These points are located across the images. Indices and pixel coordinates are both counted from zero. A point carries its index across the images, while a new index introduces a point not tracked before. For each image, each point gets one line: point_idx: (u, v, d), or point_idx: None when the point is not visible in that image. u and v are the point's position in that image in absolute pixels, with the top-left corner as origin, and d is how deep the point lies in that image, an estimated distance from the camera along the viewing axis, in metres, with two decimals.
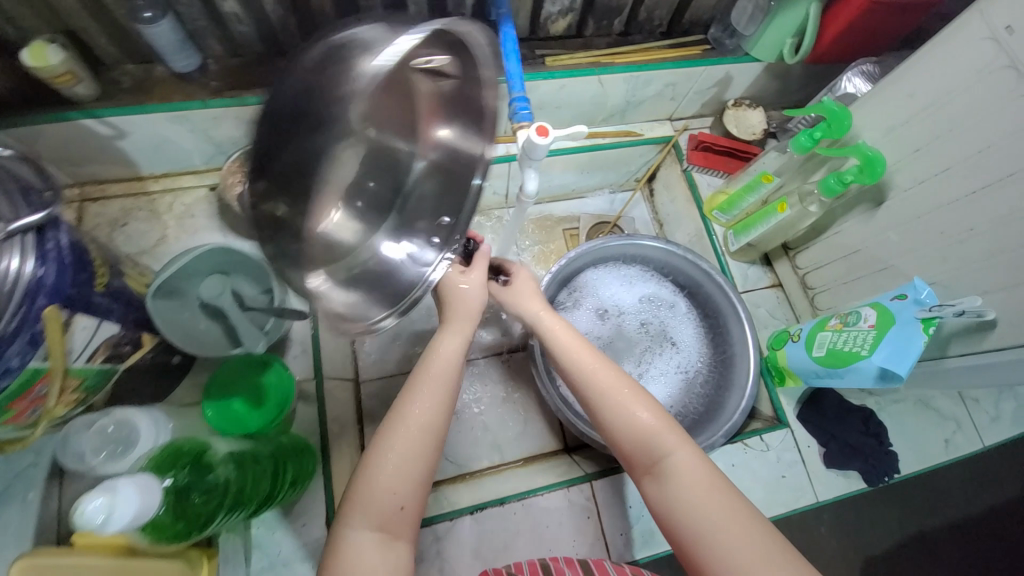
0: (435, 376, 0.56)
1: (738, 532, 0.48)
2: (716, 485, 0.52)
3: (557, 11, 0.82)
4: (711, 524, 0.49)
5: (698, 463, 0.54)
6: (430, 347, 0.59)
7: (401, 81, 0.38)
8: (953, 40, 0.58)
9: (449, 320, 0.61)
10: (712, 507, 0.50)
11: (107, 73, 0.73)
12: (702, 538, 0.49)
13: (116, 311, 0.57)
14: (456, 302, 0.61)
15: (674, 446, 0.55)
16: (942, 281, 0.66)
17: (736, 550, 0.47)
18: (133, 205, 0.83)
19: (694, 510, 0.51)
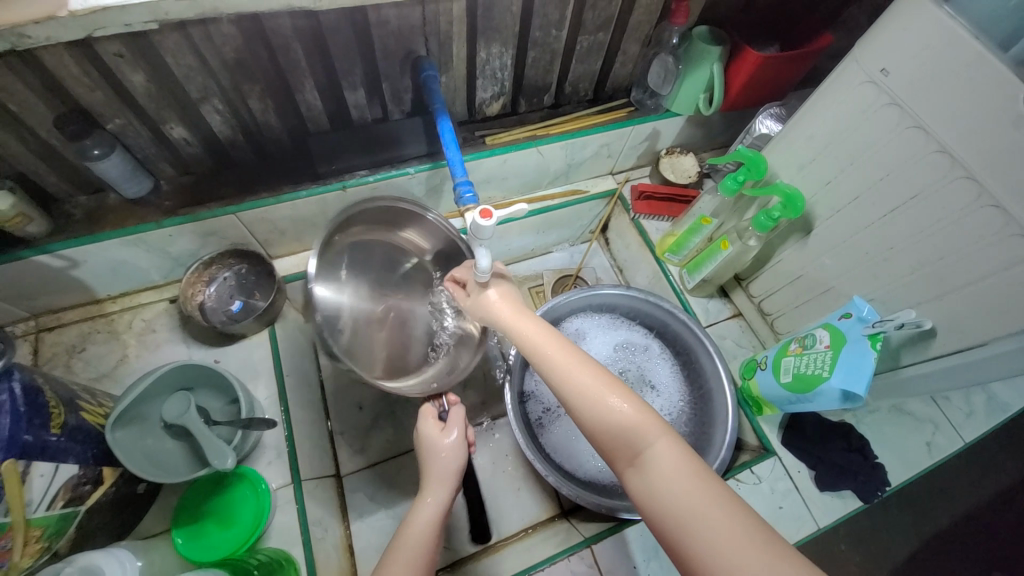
0: (411, 541, 0.60)
1: (719, 516, 0.44)
2: (697, 473, 0.47)
3: (490, 96, 0.89)
4: (689, 511, 0.45)
5: (673, 446, 0.49)
6: (409, 512, 0.64)
7: (361, 253, 0.78)
8: (841, 86, 0.66)
9: (434, 484, 0.67)
10: (690, 493, 0.46)
11: (59, 206, 0.75)
12: (682, 523, 0.45)
13: (74, 450, 0.56)
14: (433, 466, 0.68)
15: (647, 430, 0.50)
16: (879, 297, 0.71)
17: (717, 537, 0.42)
18: (91, 329, 0.82)
19: (675, 498, 0.46)
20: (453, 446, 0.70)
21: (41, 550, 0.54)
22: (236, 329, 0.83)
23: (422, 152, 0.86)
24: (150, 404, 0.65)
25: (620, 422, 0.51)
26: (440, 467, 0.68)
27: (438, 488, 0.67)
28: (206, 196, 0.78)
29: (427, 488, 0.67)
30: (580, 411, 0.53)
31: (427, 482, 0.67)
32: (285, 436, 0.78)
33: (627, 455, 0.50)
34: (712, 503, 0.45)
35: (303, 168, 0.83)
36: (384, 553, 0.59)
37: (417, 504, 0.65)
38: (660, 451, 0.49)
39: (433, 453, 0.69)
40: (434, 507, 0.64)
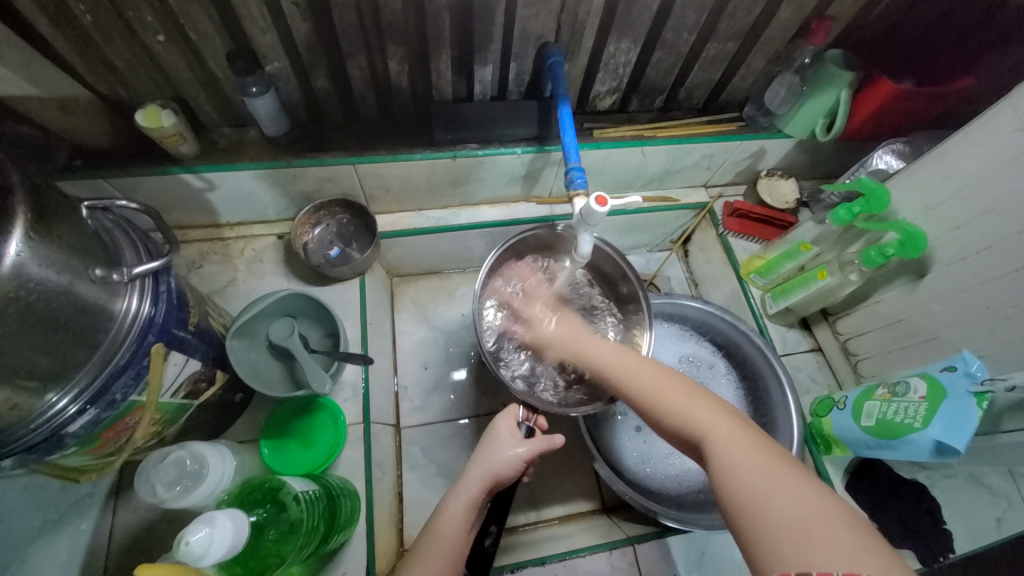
0: (442, 541, 0.58)
1: (794, 489, 0.40)
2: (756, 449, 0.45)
3: (606, 89, 0.90)
4: (757, 487, 0.41)
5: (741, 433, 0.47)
6: (441, 506, 0.61)
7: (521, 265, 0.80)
8: (990, 128, 0.63)
9: (481, 474, 0.62)
10: (757, 468, 0.43)
11: (207, 134, 0.83)
12: (752, 501, 0.41)
13: (201, 350, 0.62)
14: (487, 457, 0.63)
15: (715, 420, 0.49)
16: (992, 355, 0.68)
17: (789, 510, 0.39)
18: (209, 249, 0.90)
19: (740, 475, 0.43)
20: (511, 462, 0.62)
21: (153, 433, 0.61)
22: (334, 273, 0.88)
23: (530, 135, 0.89)
24: (260, 322, 0.71)
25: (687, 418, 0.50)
26: (492, 470, 0.62)
27: (475, 484, 0.61)
28: (330, 144, 0.84)
29: (470, 474, 0.62)
30: (652, 410, 0.54)
31: (467, 475, 0.62)
32: (362, 377, 0.81)
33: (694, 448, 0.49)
34: (785, 478, 0.41)
35: (419, 132, 0.88)
36: (415, 549, 0.59)
37: (452, 492, 0.62)
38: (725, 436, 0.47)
39: (486, 453, 0.63)
40: (467, 507, 0.60)
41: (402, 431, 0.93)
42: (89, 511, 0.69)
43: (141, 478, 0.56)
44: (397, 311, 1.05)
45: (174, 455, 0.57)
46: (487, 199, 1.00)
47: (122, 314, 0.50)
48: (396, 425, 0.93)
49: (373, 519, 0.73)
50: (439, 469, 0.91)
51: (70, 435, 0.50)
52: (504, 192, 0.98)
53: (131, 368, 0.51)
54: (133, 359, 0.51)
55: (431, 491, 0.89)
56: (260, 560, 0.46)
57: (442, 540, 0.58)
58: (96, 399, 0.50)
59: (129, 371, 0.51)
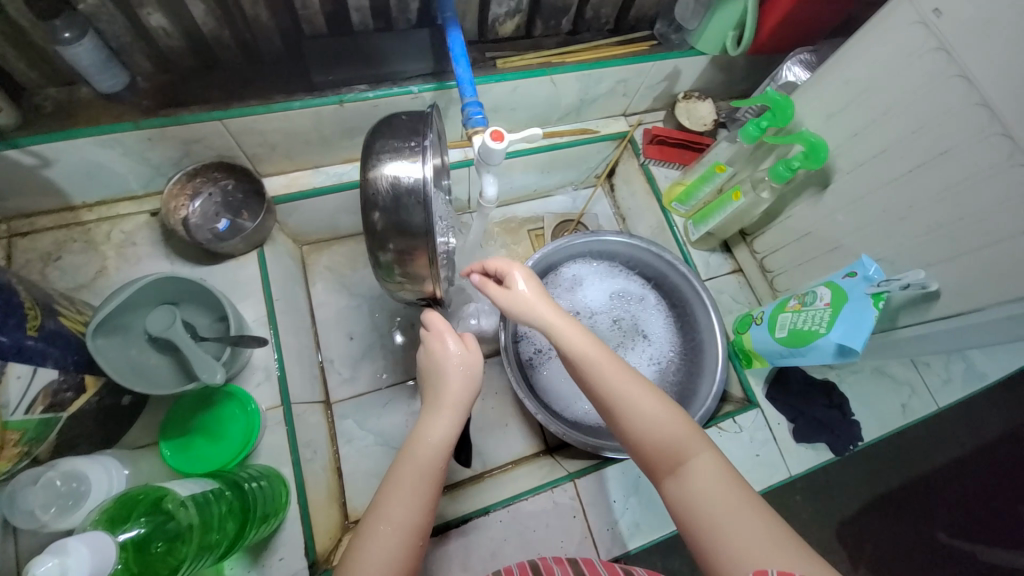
0: (425, 470, 0.55)
1: (758, 523, 0.45)
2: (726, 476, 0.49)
3: (505, 12, 0.81)
4: (727, 514, 0.46)
5: (710, 456, 0.51)
6: (414, 433, 0.58)
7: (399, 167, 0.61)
8: (884, 26, 0.62)
9: (449, 401, 0.60)
10: (732, 500, 0.47)
11: (26, 98, 0.68)
12: (724, 536, 0.45)
13: (53, 355, 0.53)
14: (452, 377, 0.61)
15: (690, 440, 0.52)
16: (888, 257, 0.71)
17: (760, 541, 0.43)
18: (66, 237, 0.76)
19: (709, 506, 0.47)
20: (470, 372, 0.62)
21: (21, 454, 0.52)
22: (222, 249, 0.78)
23: (426, 71, 0.79)
24: (132, 315, 0.63)
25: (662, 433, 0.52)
26: (455, 393, 0.60)
27: (452, 412, 0.59)
28: (187, 98, 0.72)
29: (441, 406, 0.59)
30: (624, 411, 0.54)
31: (445, 400, 0.60)
32: (274, 358, 0.75)
33: (665, 459, 0.52)
34: (750, 508, 0.46)
35: (296, 75, 0.76)
36: (386, 483, 0.55)
37: (430, 419, 0.59)
38: (700, 460, 0.50)
39: (451, 372, 0.61)
40: (448, 430, 0.58)
41: (334, 406, 0.89)
42: None
43: (7, 510, 0.49)
44: (312, 282, 0.97)
45: (38, 477, 0.51)
46: None
47: None
48: (325, 401, 0.88)
49: (306, 500, 0.69)
50: (379, 437, 0.88)
51: None
52: None
53: None
54: None
55: (373, 461, 0.86)
56: (153, 575, 0.42)
57: (422, 468, 0.55)
58: None
59: None
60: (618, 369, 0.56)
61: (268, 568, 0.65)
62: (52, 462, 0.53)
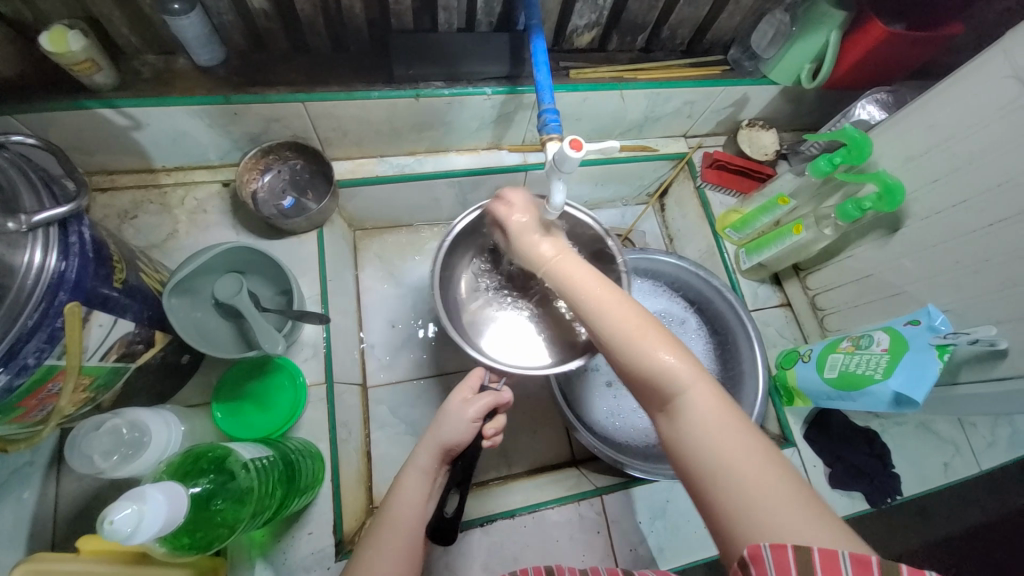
0: (405, 514, 0.55)
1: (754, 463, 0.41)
2: (730, 425, 0.44)
3: (584, 24, 0.82)
4: (724, 461, 0.42)
5: (708, 392, 0.47)
6: (394, 480, 0.59)
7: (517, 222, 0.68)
8: (979, 75, 0.60)
9: (437, 438, 0.61)
10: (726, 437, 0.43)
11: (127, 62, 0.72)
12: (712, 472, 0.42)
13: (132, 308, 0.56)
14: (450, 420, 0.61)
15: (689, 382, 0.47)
16: (955, 309, 0.69)
17: (761, 497, 0.40)
18: (144, 197, 0.80)
19: (700, 441, 0.44)
20: (467, 426, 0.61)
21: (87, 399, 0.55)
22: (287, 225, 0.81)
23: (501, 74, 0.81)
24: (203, 279, 0.66)
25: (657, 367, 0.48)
26: (449, 437, 0.60)
27: (433, 451, 0.60)
28: (274, 79, 0.74)
29: (422, 446, 0.61)
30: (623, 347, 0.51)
31: (422, 445, 0.61)
32: (323, 336, 0.77)
33: (659, 400, 0.48)
34: (746, 447, 0.43)
35: (377, 66, 0.79)
36: (369, 526, 0.56)
37: (410, 464, 0.60)
38: (697, 395, 0.46)
39: (444, 423, 0.61)
40: (424, 483, 0.58)
41: (370, 390, 0.91)
42: (34, 478, 0.62)
43: (71, 451, 0.51)
44: (361, 266, 1.00)
45: (104, 424, 0.53)
46: (454, 145, 0.92)
47: (24, 268, 0.43)
48: (362, 384, 0.90)
49: (339, 479, 0.71)
50: (408, 427, 0.89)
51: None
52: (473, 137, 0.91)
53: (44, 331, 0.45)
54: (43, 319, 0.45)
55: (400, 449, 0.88)
56: (210, 531, 0.43)
57: (400, 521, 0.55)
58: (5, 364, 0.43)
59: (42, 334, 0.45)
60: (621, 306, 0.53)
61: (298, 540, 0.66)
62: (115, 410, 0.55)
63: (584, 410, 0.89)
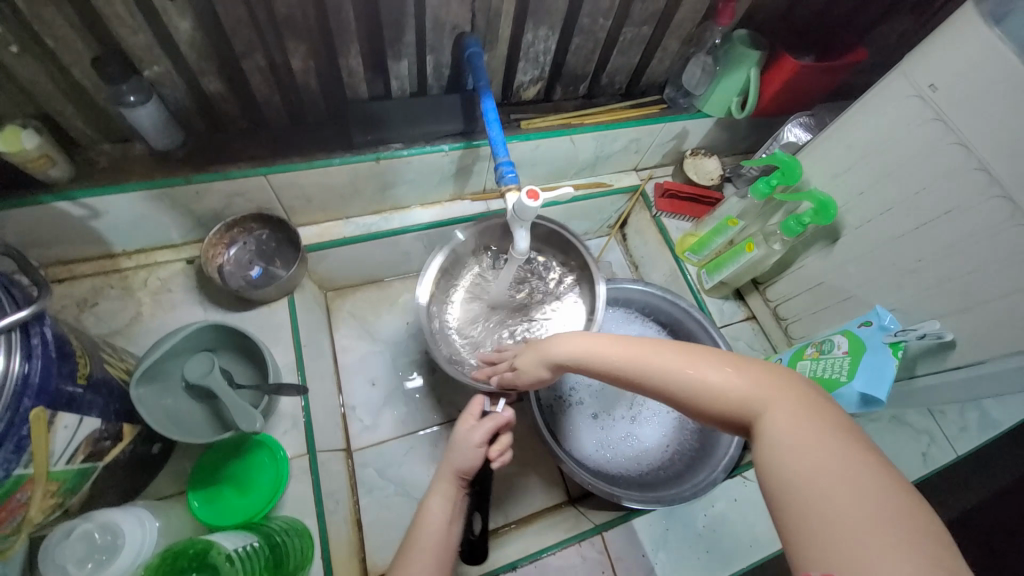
0: (428, 541, 0.59)
1: (849, 470, 0.35)
2: (820, 439, 0.38)
3: (529, 79, 0.88)
4: (819, 479, 0.35)
5: (793, 412, 0.40)
6: (418, 510, 0.62)
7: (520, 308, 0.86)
8: (882, 98, 0.68)
9: (452, 466, 0.63)
10: (815, 453, 0.37)
11: (83, 153, 0.72)
12: (800, 498, 0.36)
13: (98, 404, 0.54)
14: (457, 442, 0.64)
15: (761, 401, 0.42)
16: (901, 307, 0.74)
17: (862, 519, 0.32)
18: (104, 283, 0.79)
19: (790, 463, 0.37)
20: (467, 453, 0.62)
21: (54, 506, 0.52)
22: (256, 296, 0.80)
23: (456, 131, 0.85)
24: (172, 362, 0.64)
25: (727, 395, 0.43)
26: (456, 462, 0.62)
27: (450, 478, 0.63)
28: (233, 155, 0.76)
29: (440, 475, 0.64)
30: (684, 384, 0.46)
31: (440, 475, 0.64)
32: (301, 405, 0.75)
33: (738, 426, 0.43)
34: (842, 458, 0.36)
35: (336, 134, 0.81)
36: (399, 553, 0.59)
37: (431, 494, 0.63)
38: (773, 416, 0.41)
39: (455, 450, 0.63)
40: (444, 506, 0.61)
41: (355, 454, 0.89)
42: None
43: (43, 561, 0.48)
44: (335, 326, 0.99)
45: (72, 530, 0.50)
46: (417, 200, 0.95)
47: None
48: (346, 449, 0.87)
49: (331, 555, 0.68)
50: (398, 487, 0.87)
51: None
52: (435, 190, 0.94)
53: (11, 440, 0.43)
54: (10, 428, 0.43)
55: (392, 512, 0.85)
56: None
57: (424, 544, 0.58)
58: None
59: (9, 444, 0.43)
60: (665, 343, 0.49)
61: None
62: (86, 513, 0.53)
63: (574, 448, 0.89)
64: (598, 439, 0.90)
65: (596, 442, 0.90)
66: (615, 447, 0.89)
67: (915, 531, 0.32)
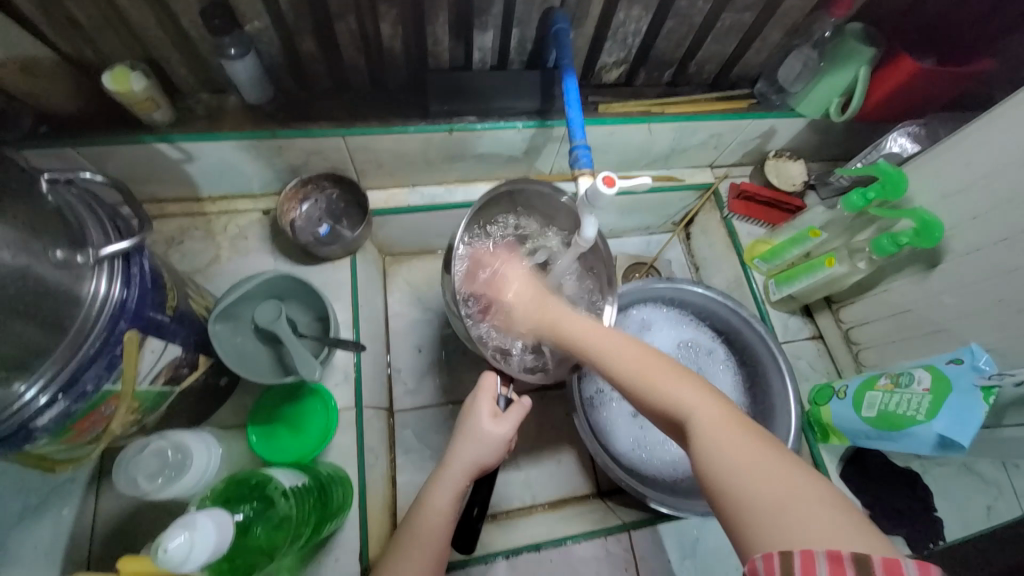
0: (426, 533, 0.61)
1: (779, 470, 0.41)
2: (744, 433, 0.44)
3: (613, 61, 0.85)
4: (740, 470, 0.42)
5: (720, 412, 0.47)
6: (420, 499, 0.64)
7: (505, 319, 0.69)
8: (1019, 112, 0.60)
9: (456, 464, 0.64)
10: (738, 446, 0.43)
11: (183, 100, 0.77)
12: (724, 484, 0.42)
13: (181, 334, 0.58)
14: (466, 438, 0.64)
15: (697, 402, 0.48)
16: (1000, 349, 0.67)
17: (778, 501, 0.39)
18: (190, 224, 0.84)
19: (730, 473, 0.42)
20: (495, 445, 0.64)
21: (133, 421, 0.57)
22: (322, 252, 0.83)
23: (531, 109, 0.83)
24: (245, 305, 0.68)
25: (670, 399, 0.50)
26: (475, 457, 0.64)
27: (451, 481, 0.64)
28: (315, 114, 0.79)
29: (444, 470, 0.64)
30: (639, 393, 0.52)
31: (451, 467, 0.64)
32: (354, 361, 0.79)
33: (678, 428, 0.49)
34: (769, 460, 0.41)
35: (413, 102, 0.82)
36: (397, 538, 0.62)
37: (433, 485, 0.64)
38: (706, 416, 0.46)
39: (471, 442, 0.64)
40: (449, 499, 0.62)
41: (396, 415, 0.92)
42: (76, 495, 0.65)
43: (122, 471, 0.54)
44: (390, 291, 1.02)
45: (149, 445, 0.55)
46: (483, 176, 0.95)
47: (89, 299, 0.47)
48: (388, 409, 0.91)
49: (367, 506, 0.71)
50: (432, 453, 0.90)
51: (41, 428, 0.46)
52: (502, 168, 0.93)
53: (104, 357, 0.47)
54: (105, 346, 0.48)
55: (424, 476, 0.88)
56: (249, 559, 0.44)
57: (420, 535, 0.61)
58: (65, 390, 0.46)
59: (101, 360, 0.47)
60: (625, 347, 0.56)
61: (326, 566, 0.66)
62: (160, 433, 0.57)
63: (609, 442, 0.88)
64: (634, 437, 0.88)
65: (632, 440, 0.88)
66: (652, 448, 0.88)
67: (820, 504, 0.38)
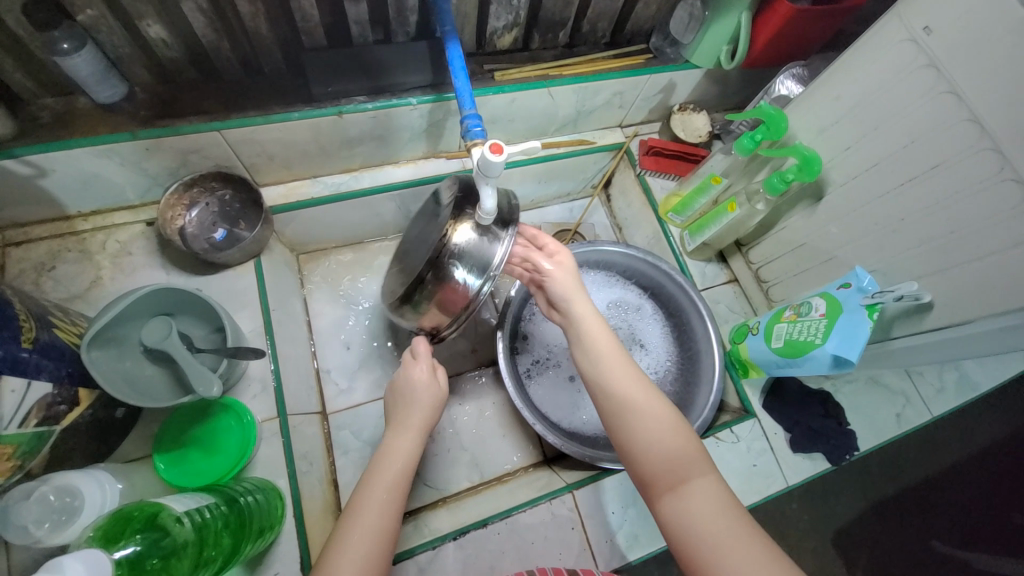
0: (390, 472, 0.60)
1: (750, 547, 0.48)
2: (730, 507, 0.52)
3: (503, 25, 0.82)
4: (721, 537, 0.49)
5: (711, 481, 0.54)
6: (381, 451, 0.63)
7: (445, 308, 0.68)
8: (877, 43, 0.63)
9: (416, 421, 0.66)
10: (721, 517, 0.51)
11: (24, 108, 0.68)
12: (702, 548, 0.50)
13: (47, 368, 0.53)
14: (417, 396, 0.67)
15: (693, 462, 0.55)
16: (881, 268, 0.72)
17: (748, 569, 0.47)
18: (61, 246, 0.75)
19: (705, 528, 0.50)
20: (434, 401, 0.68)
21: (11, 470, 0.51)
22: (220, 259, 0.78)
23: (425, 83, 0.80)
24: (128, 327, 0.63)
25: (671, 453, 0.56)
26: (427, 412, 0.67)
27: (416, 433, 0.65)
28: (185, 109, 0.72)
29: (405, 425, 0.65)
30: (640, 434, 0.58)
31: (413, 420, 0.66)
32: (271, 369, 0.75)
33: (668, 479, 0.55)
34: (744, 537, 0.49)
35: (295, 87, 0.76)
36: (359, 485, 0.59)
37: (394, 436, 0.64)
38: (700, 483, 0.54)
39: (422, 402, 0.67)
40: (412, 445, 0.63)
41: (332, 417, 0.89)
42: None
43: (0, 525, 0.48)
44: (309, 291, 0.97)
45: (32, 492, 0.50)
46: (388, 159, 0.91)
47: None
48: (321, 412, 0.88)
49: (303, 513, 0.68)
50: (374, 448, 0.88)
51: None
52: (407, 149, 0.90)
53: None
54: None
55: None
56: None
57: (387, 475, 0.59)
58: None
59: None
60: (638, 386, 0.62)
61: None
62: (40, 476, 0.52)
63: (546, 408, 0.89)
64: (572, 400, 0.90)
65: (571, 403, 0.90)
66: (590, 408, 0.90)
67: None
